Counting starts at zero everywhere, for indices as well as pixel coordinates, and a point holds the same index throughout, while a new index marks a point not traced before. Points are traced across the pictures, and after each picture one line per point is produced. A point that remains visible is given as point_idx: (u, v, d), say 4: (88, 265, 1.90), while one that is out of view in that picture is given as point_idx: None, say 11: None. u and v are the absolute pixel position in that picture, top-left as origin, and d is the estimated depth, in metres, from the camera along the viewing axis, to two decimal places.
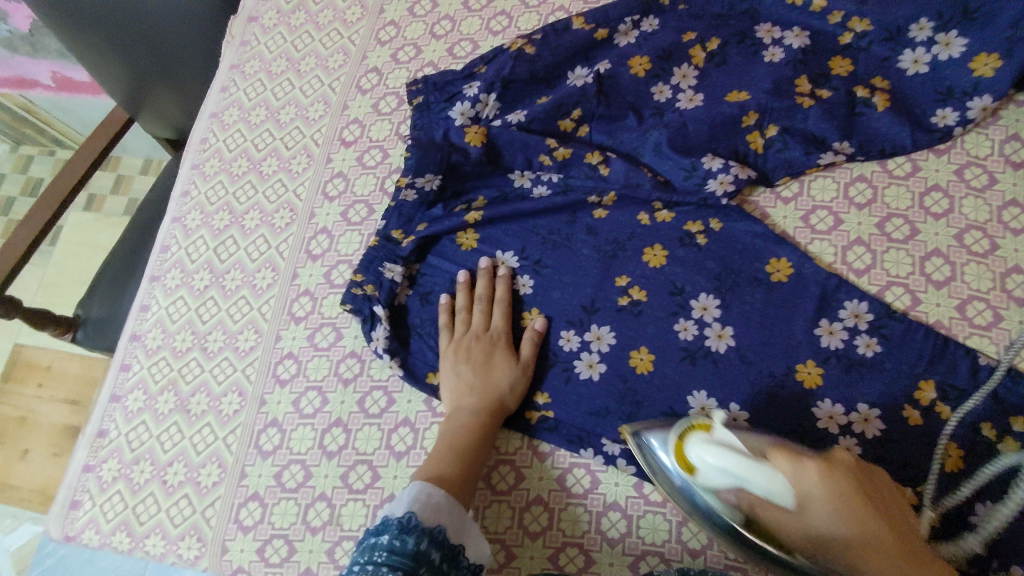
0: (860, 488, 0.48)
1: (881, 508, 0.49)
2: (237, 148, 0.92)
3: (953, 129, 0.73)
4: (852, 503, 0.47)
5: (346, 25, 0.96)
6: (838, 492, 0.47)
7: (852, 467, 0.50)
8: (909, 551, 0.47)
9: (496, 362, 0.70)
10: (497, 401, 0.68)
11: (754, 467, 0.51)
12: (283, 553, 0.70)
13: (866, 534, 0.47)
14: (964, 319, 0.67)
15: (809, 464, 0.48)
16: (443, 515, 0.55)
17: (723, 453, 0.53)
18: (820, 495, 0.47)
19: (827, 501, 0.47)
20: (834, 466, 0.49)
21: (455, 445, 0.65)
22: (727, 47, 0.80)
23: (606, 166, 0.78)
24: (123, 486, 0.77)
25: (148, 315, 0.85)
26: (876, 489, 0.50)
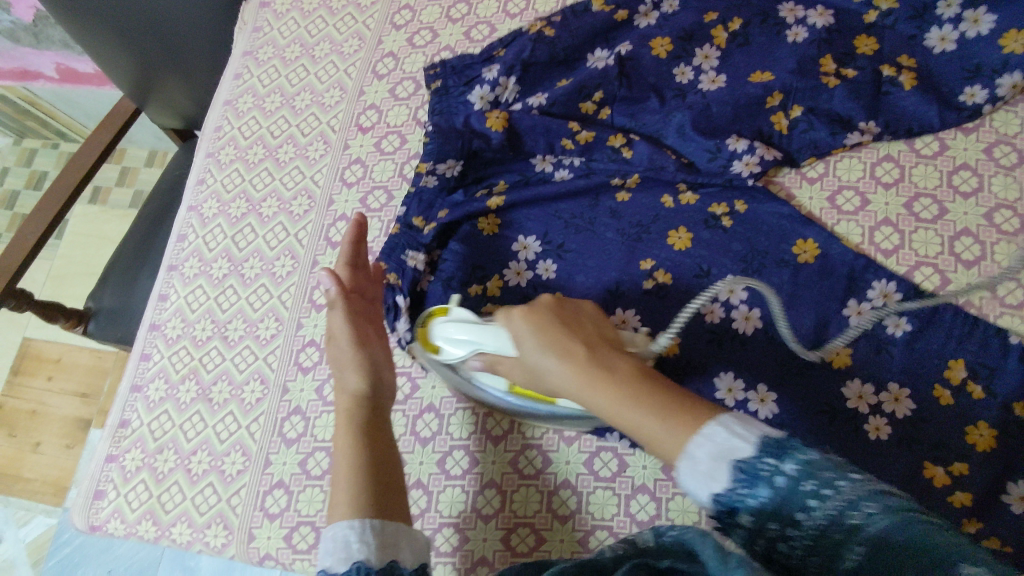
0: (560, 320, 0.56)
1: (586, 337, 0.54)
2: (252, 135, 0.91)
3: (982, 107, 0.72)
4: (543, 330, 0.55)
5: (360, 10, 0.95)
6: (533, 325, 0.56)
7: (570, 310, 0.58)
8: (591, 367, 0.51)
9: (336, 353, 0.66)
10: (365, 398, 0.63)
11: (484, 331, 0.62)
12: (310, 540, 0.70)
13: (559, 357, 0.53)
14: (994, 298, 0.66)
15: (514, 311, 0.58)
16: (356, 549, 0.52)
17: (456, 326, 0.64)
18: (523, 329, 0.56)
19: (526, 332, 0.56)
20: (537, 306, 0.58)
21: (344, 465, 0.57)
22: (750, 26, 0.79)
23: (629, 149, 0.78)
24: (147, 475, 0.77)
25: (167, 304, 0.85)
26: (584, 325, 0.56)
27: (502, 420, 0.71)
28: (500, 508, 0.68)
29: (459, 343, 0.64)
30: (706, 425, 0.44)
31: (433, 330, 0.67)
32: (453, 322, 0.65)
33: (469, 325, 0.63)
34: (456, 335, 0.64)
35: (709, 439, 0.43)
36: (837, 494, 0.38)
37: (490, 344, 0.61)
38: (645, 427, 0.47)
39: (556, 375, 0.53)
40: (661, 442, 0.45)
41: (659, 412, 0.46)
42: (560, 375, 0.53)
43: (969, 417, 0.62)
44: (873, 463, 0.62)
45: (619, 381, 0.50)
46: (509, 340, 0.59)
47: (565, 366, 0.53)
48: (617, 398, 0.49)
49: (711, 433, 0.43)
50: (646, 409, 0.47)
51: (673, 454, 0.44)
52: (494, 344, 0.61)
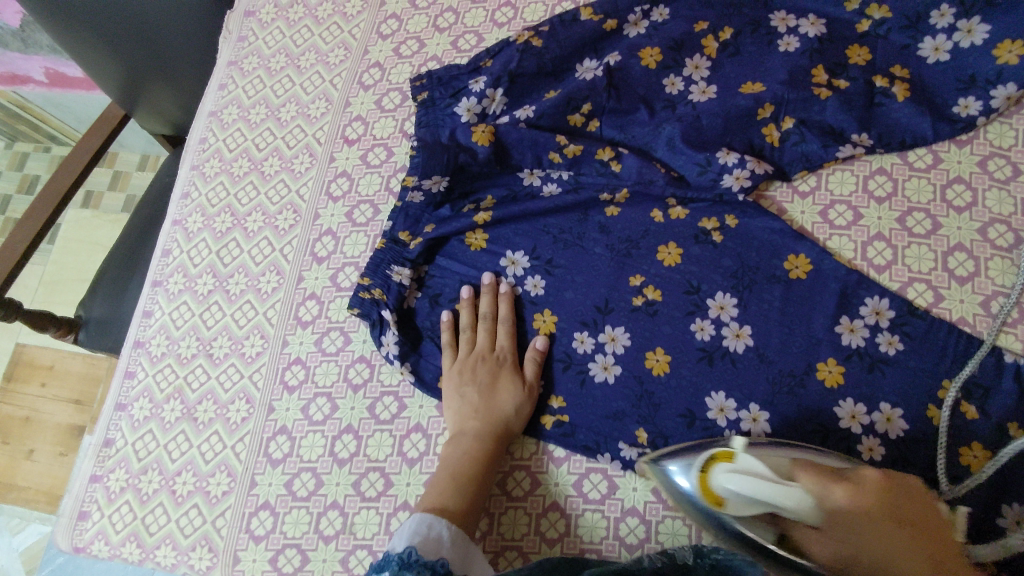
0: (898, 515, 0.43)
1: (922, 530, 0.44)
2: (237, 147, 0.90)
3: (976, 119, 0.71)
4: (885, 529, 0.43)
5: (346, 19, 0.93)
6: (881, 521, 0.43)
7: (890, 491, 0.45)
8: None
9: (507, 390, 0.69)
10: (502, 424, 0.68)
11: (776, 490, 0.46)
12: (296, 563, 0.69)
13: (912, 569, 0.42)
14: (989, 315, 0.65)
15: (842, 490, 0.44)
16: (444, 548, 0.56)
17: (746, 482, 0.48)
18: (856, 518, 0.43)
19: (865, 528, 0.43)
20: (863, 485, 0.45)
21: (470, 474, 0.64)
22: (741, 36, 0.78)
23: (618, 162, 0.76)
24: (132, 496, 0.76)
25: (152, 321, 0.84)
26: (919, 509, 0.45)
27: None
28: (488, 531, 0.67)
29: (743, 501, 0.48)
30: None
31: (714, 478, 0.50)
32: (742, 476, 0.48)
33: (757, 481, 0.47)
34: (740, 487, 0.48)
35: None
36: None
37: (788, 514, 0.46)
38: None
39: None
40: None
41: None
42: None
43: (963, 439, 0.61)
44: None
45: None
46: (827, 519, 0.44)
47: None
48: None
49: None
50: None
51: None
52: (796, 512, 0.45)
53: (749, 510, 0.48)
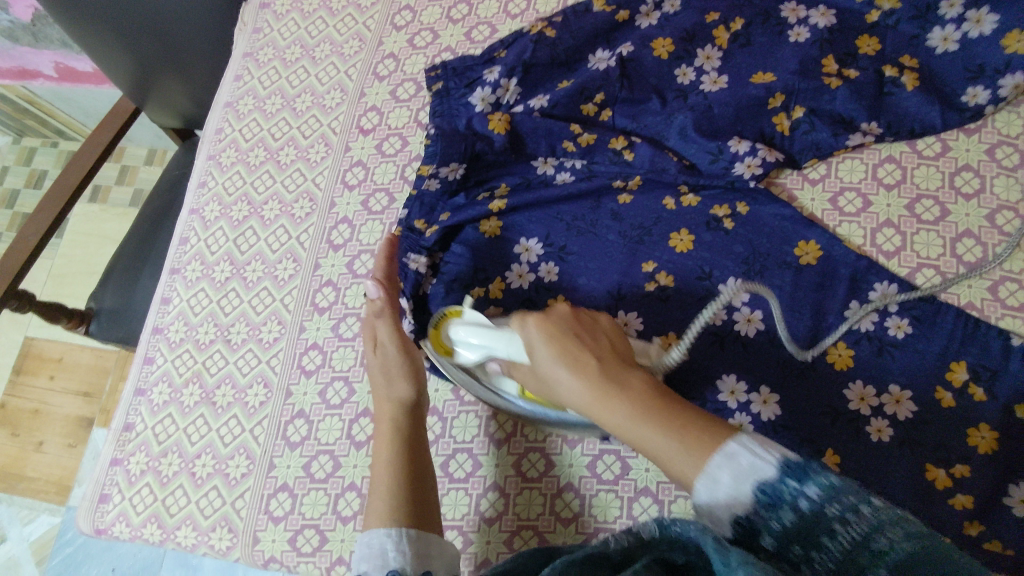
0: (573, 331, 0.56)
1: (601, 349, 0.54)
2: (253, 137, 0.91)
3: (984, 108, 0.72)
4: (557, 342, 0.54)
5: (360, 11, 0.95)
6: (546, 335, 0.55)
7: (580, 322, 0.57)
8: (605, 381, 0.51)
9: (383, 360, 0.70)
10: (388, 400, 0.68)
11: (495, 334, 0.62)
12: (315, 543, 0.70)
13: (571, 366, 0.53)
14: (996, 300, 0.66)
15: (530, 319, 0.57)
16: (392, 557, 0.55)
17: (474, 330, 0.64)
18: (535, 337, 0.56)
19: (539, 342, 0.55)
20: (551, 317, 0.57)
21: (385, 470, 0.62)
22: (752, 27, 0.79)
23: (630, 151, 0.78)
24: (152, 479, 0.77)
25: (170, 308, 0.85)
26: (601, 333, 0.57)
27: (505, 423, 0.72)
28: (503, 511, 0.68)
29: (474, 346, 0.65)
30: (726, 443, 0.43)
31: (449, 330, 0.68)
32: (471, 326, 0.65)
33: (481, 329, 0.64)
34: (470, 335, 0.65)
35: (730, 459, 0.43)
36: (860, 519, 0.37)
37: (501, 349, 0.62)
38: (664, 450, 0.46)
39: (567, 389, 0.53)
40: (678, 465, 0.45)
41: (675, 435, 0.46)
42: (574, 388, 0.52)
43: (971, 419, 0.62)
44: (873, 465, 0.62)
45: (631, 394, 0.49)
46: (522, 347, 0.59)
47: (576, 379, 0.52)
48: (636, 412, 0.48)
49: (709, 463, 0.43)
50: (646, 422, 0.47)
51: (689, 476, 0.44)
52: (506, 344, 0.61)
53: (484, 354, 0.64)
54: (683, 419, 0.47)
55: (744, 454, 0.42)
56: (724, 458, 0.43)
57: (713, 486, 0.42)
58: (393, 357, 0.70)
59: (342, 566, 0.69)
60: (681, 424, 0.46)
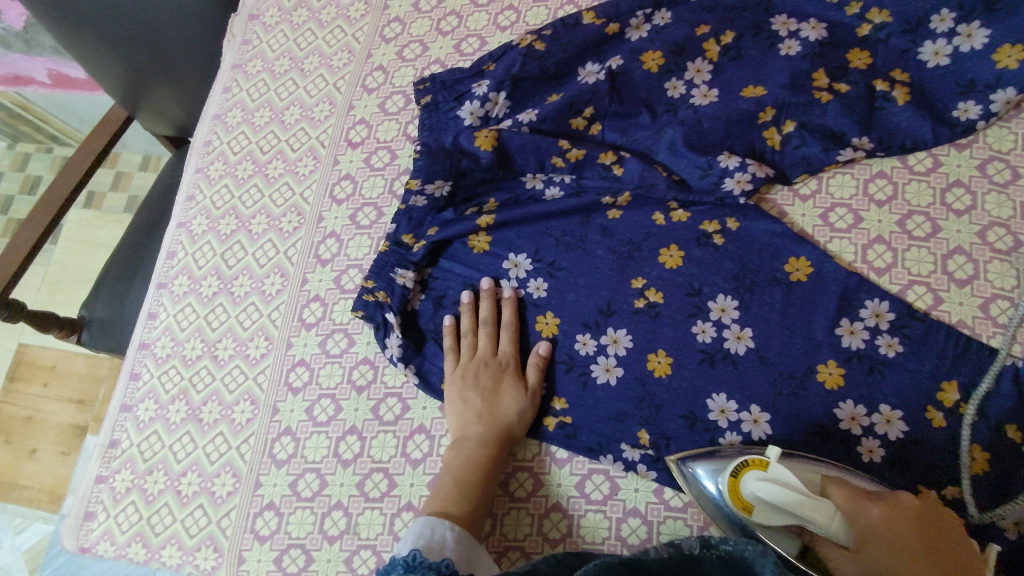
0: (919, 530, 0.49)
1: (935, 543, 0.49)
2: (241, 150, 0.90)
3: (976, 123, 0.71)
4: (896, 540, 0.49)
5: (349, 22, 0.94)
6: (892, 531, 0.49)
7: (932, 518, 0.51)
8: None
9: (510, 396, 0.70)
10: (504, 430, 0.68)
11: (804, 501, 0.53)
12: (301, 563, 0.69)
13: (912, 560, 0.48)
14: (988, 318, 0.66)
15: (874, 505, 0.51)
16: (448, 548, 0.58)
17: (776, 488, 0.54)
18: (874, 520, 0.50)
19: (881, 528, 0.50)
20: (898, 505, 0.51)
21: (472, 468, 0.66)
22: (742, 40, 0.78)
23: (619, 166, 0.77)
24: (137, 497, 0.76)
25: (157, 323, 0.84)
26: (946, 537, 0.50)
27: None
28: (491, 531, 0.68)
29: (784, 512, 0.54)
30: None
31: (744, 485, 0.57)
32: (776, 485, 0.54)
33: (781, 490, 0.54)
34: (772, 498, 0.54)
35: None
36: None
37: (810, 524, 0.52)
38: None
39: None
40: None
41: None
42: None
43: (961, 441, 0.61)
44: None
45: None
46: (846, 528, 0.52)
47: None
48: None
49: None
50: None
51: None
52: (824, 525, 0.52)
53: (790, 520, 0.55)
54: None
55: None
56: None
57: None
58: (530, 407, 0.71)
59: None
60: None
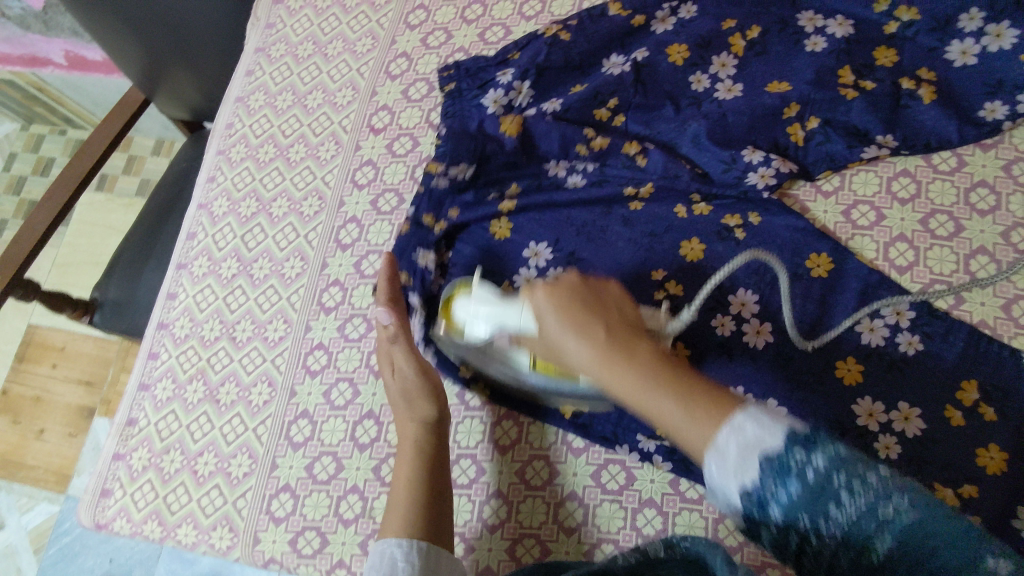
0: (578, 298, 0.54)
1: (607, 315, 0.53)
2: (263, 133, 0.91)
3: (1002, 123, 0.71)
4: (564, 311, 0.53)
5: (374, 8, 0.94)
6: (555, 303, 0.54)
7: (591, 291, 0.55)
8: (613, 348, 0.49)
9: (399, 382, 0.69)
10: (408, 421, 0.68)
11: (504, 309, 0.63)
12: (316, 545, 0.70)
13: (579, 340, 0.51)
14: (1009, 318, 0.66)
15: (538, 288, 0.56)
16: (400, 568, 0.59)
17: (480, 299, 0.65)
18: (543, 304, 0.54)
19: (548, 311, 0.54)
20: (559, 284, 0.55)
21: (404, 485, 0.64)
22: (768, 35, 0.78)
23: (643, 156, 0.77)
24: (154, 475, 0.77)
25: (176, 303, 0.84)
26: (615, 312, 0.53)
27: (510, 429, 0.71)
28: (506, 519, 0.68)
29: (483, 320, 0.64)
30: (732, 415, 0.42)
31: (455, 309, 0.67)
32: (478, 297, 0.65)
33: (488, 301, 0.64)
34: (479, 317, 0.65)
35: (736, 430, 0.41)
36: (869, 488, 0.38)
37: (511, 320, 0.62)
38: (635, 392, 0.47)
39: (575, 356, 0.52)
40: (685, 431, 0.44)
41: (673, 394, 0.45)
42: (579, 358, 0.51)
43: (981, 439, 0.61)
44: None
45: (638, 366, 0.48)
46: (531, 316, 0.60)
47: (584, 347, 0.51)
48: (637, 385, 0.47)
49: (726, 448, 0.41)
50: (673, 397, 0.45)
51: (698, 445, 0.43)
52: (519, 320, 0.61)
53: (496, 327, 0.64)
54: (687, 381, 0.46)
55: (740, 448, 0.41)
56: (731, 430, 0.41)
57: (725, 468, 0.41)
58: (411, 380, 0.68)
59: (342, 569, 0.68)
60: (686, 393, 0.45)
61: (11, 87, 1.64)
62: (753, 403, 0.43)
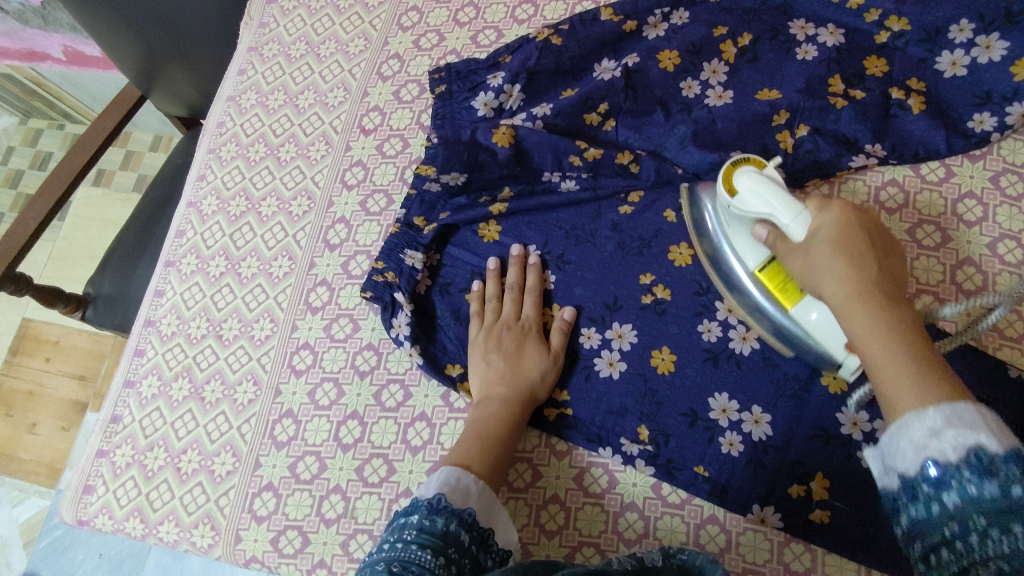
0: (870, 240, 0.53)
1: (888, 266, 0.52)
2: (254, 132, 0.91)
3: (990, 135, 0.71)
4: (842, 244, 0.52)
5: (367, 10, 0.94)
6: (844, 229, 0.53)
7: (884, 244, 0.54)
8: (875, 291, 0.49)
9: (541, 364, 0.69)
10: (528, 392, 0.68)
11: (784, 200, 0.57)
12: (297, 545, 0.70)
13: (847, 266, 0.51)
14: (994, 329, 0.66)
15: (833, 207, 0.55)
16: (473, 499, 0.57)
17: (758, 187, 0.58)
18: (828, 220, 0.54)
19: (827, 232, 0.53)
20: (849, 220, 0.54)
21: (502, 447, 0.64)
22: (759, 42, 0.78)
23: (636, 164, 0.77)
24: (137, 472, 0.77)
25: (163, 301, 0.84)
26: (894, 267, 0.53)
27: None
28: None
29: (760, 202, 0.58)
30: (960, 404, 0.41)
31: (739, 175, 0.60)
32: (757, 177, 0.59)
33: (769, 190, 0.58)
34: (751, 197, 0.59)
35: (954, 425, 0.40)
36: None
37: (780, 217, 0.57)
38: (875, 340, 0.47)
39: (829, 283, 0.52)
40: (898, 393, 0.44)
41: (915, 360, 0.45)
42: (835, 283, 0.51)
43: None
44: (860, 488, 0.61)
45: (896, 318, 0.47)
46: (808, 227, 0.55)
47: (851, 275, 0.51)
48: (880, 333, 0.47)
49: (931, 417, 0.41)
50: (914, 362, 0.45)
51: (901, 407, 0.44)
52: (792, 219, 0.56)
53: (762, 215, 0.58)
54: (932, 360, 0.45)
55: (949, 427, 0.40)
56: (950, 427, 0.40)
57: (926, 449, 0.41)
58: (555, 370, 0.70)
59: (323, 569, 0.68)
60: (926, 363, 0.44)
61: (10, 81, 1.64)
62: (998, 420, 0.41)
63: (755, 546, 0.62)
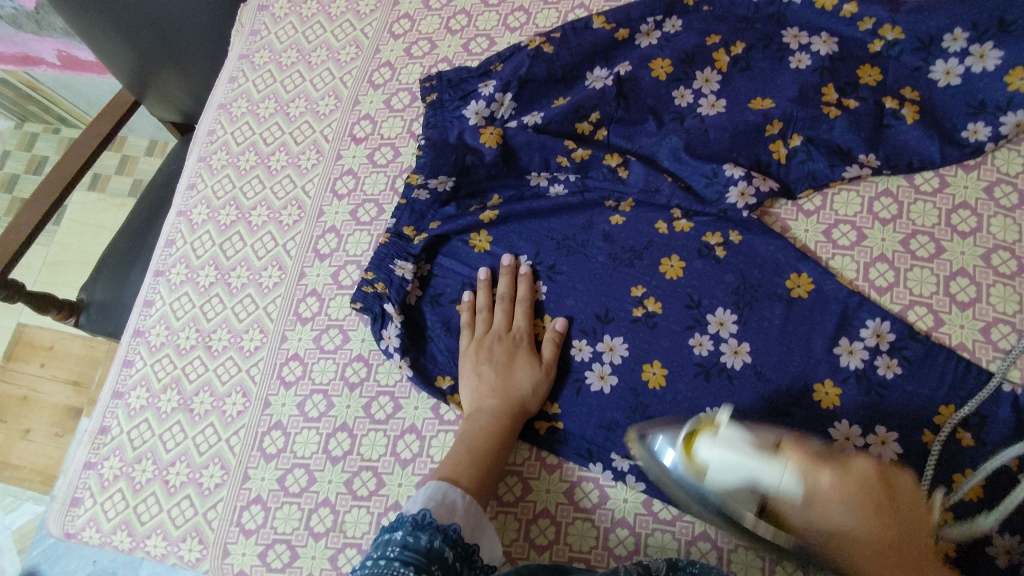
0: (881, 491, 0.45)
1: (899, 506, 0.45)
2: (245, 141, 0.90)
3: (985, 145, 0.70)
4: (858, 503, 0.44)
5: (359, 17, 0.94)
6: (856, 499, 0.44)
7: (883, 483, 0.46)
8: (896, 544, 0.43)
9: (534, 375, 0.68)
10: (519, 404, 0.67)
11: (760, 462, 0.48)
12: (285, 559, 0.69)
13: (866, 544, 0.43)
14: (988, 342, 0.65)
15: (823, 469, 0.46)
16: (458, 515, 0.56)
17: (724, 452, 0.50)
18: (829, 494, 0.45)
19: (839, 501, 0.44)
20: (850, 471, 0.45)
21: (492, 460, 0.64)
22: (752, 51, 0.78)
23: (625, 168, 0.76)
24: (124, 484, 0.76)
25: (152, 310, 0.84)
26: (908, 504, 0.46)
27: None
28: None
29: (728, 471, 0.49)
30: None
31: (698, 448, 0.52)
32: (724, 447, 0.50)
33: (739, 451, 0.49)
34: (723, 464, 0.50)
35: None
36: None
37: (767, 476, 0.47)
38: None
39: (853, 553, 0.44)
40: None
41: None
42: (860, 557, 0.44)
43: (958, 465, 0.60)
44: None
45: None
46: (800, 485, 0.46)
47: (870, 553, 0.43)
48: None
49: None
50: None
51: None
52: (777, 481, 0.47)
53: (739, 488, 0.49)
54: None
55: None
56: None
57: None
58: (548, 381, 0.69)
59: None
60: None
61: (4, 85, 1.64)
62: None
63: (747, 563, 0.62)
